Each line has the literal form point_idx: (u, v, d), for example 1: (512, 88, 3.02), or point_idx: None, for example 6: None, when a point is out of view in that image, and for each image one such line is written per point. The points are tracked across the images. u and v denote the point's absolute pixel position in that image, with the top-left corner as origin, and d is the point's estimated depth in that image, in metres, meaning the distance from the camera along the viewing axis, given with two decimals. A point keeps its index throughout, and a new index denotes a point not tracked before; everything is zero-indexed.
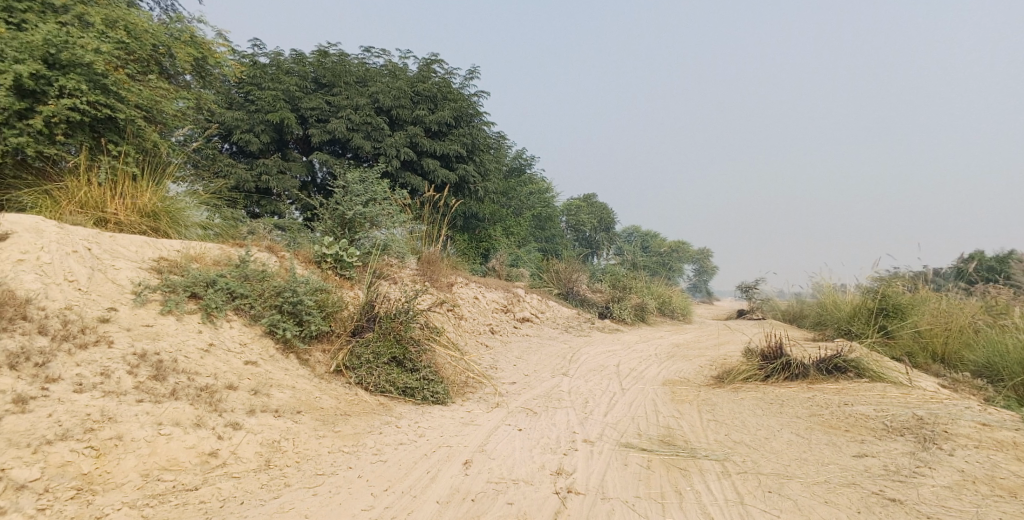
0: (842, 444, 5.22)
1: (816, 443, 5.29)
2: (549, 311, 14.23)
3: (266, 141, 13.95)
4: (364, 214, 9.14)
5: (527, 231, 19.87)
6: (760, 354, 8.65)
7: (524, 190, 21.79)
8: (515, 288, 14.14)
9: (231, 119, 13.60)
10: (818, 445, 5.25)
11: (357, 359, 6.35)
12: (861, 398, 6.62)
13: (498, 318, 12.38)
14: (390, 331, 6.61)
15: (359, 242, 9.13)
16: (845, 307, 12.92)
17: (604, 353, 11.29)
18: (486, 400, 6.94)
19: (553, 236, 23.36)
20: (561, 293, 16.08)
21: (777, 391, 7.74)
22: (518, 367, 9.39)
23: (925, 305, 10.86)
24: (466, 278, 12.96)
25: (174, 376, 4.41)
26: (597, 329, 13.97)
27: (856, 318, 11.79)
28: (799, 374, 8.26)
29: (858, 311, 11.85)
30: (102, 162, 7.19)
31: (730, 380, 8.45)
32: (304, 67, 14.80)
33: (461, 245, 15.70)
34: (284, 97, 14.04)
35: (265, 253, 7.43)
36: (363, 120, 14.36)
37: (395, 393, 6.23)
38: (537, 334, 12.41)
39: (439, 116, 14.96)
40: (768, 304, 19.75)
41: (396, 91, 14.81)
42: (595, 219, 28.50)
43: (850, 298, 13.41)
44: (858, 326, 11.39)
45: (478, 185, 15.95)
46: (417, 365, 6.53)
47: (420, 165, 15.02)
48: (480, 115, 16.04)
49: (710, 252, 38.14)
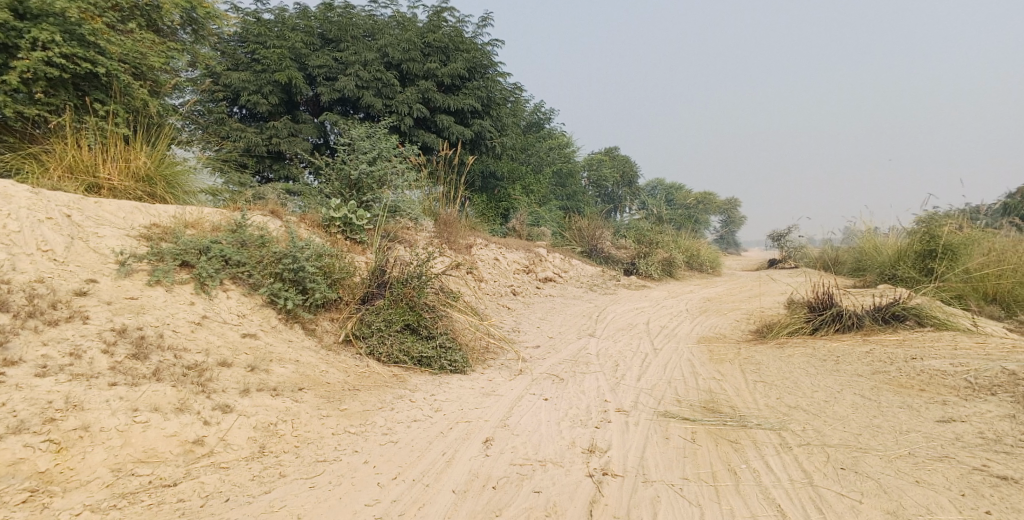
0: (921, 406, 4.62)
1: (885, 407, 4.69)
2: (573, 271, 13.67)
3: (275, 102, 13.32)
4: (371, 173, 8.51)
5: (547, 187, 19.15)
6: (808, 305, 8.03)
7: (543, 145, 21.02)
8: (537, 248, 13.55)
9: (238, 81, 12.98)
10: (892, 407, 4.66)
11: (368, 328, 5.91)
12: (933, 352, 6.02)
13: (520, 279, 11.87)
14: (402, 296, 6.13)
15: (368, 203, 8.59)
16: (886, 253, 12.15)
17: (633, 311, 10.73)
18: (508, 368, 6.49)
19: (576, 193, 22.61)
20: (584, 251, 15.51)
21: (827, 346, 7.13)
22: (542, 329, 8.89)
23: (983, 246, 10.04)
24: (485, 238, 12.40)
25: (158, 354, 3.96)
26: (624, 286, 13.39)
27: (902, 263, 11.04)
28: (853, 325, 7.64)
29: (905, 256, 11.10)
30: (89, 125, 6.71)
31: (773, 336, 7.85)
32: (309, 22, 14.06)
33: (481, 205, 15.10)
34: (289, 55, 13.36)
35: (267, 217, 6.94)
36: (373, 76, 13.68)
37: (410, 364, 5.82)
38: (561, 295, 11.88)
39: (451, 69, 14.18)
40: (801, 252, 19.04)
41: (405, 43, 14.04)
42: (618, 174, 27.63)
43: (891, 243, 12.61)
44: (905, 272, 10.63)
45: (495, 140, 15.27)
46: (433, 332, 6.09)
47: (434, 122, 14.34)
48: (494, 65, 15.21)
49: (736, 203, 36.99)
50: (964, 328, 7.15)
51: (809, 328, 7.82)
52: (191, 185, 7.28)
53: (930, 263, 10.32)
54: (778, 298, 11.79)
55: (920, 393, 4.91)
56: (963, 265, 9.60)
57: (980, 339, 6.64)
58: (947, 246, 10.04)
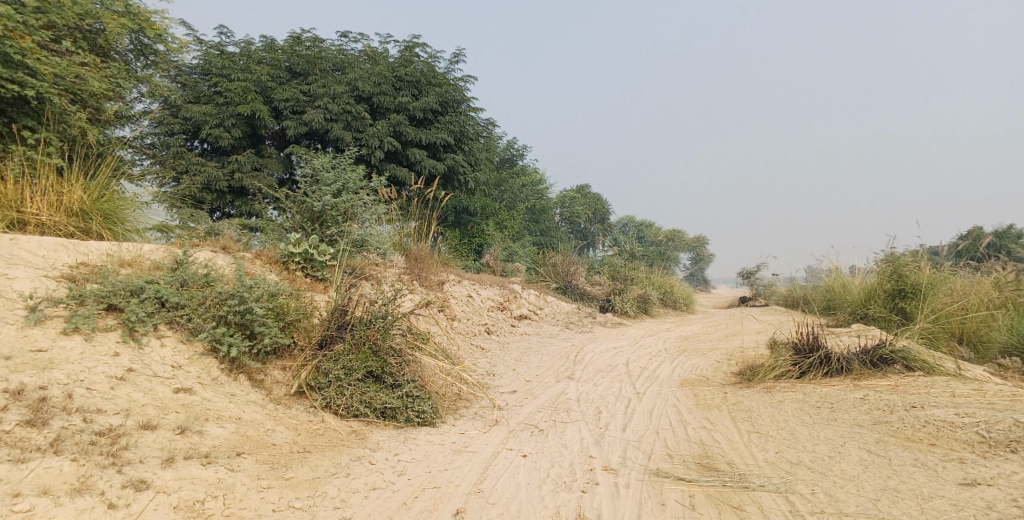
0: (936, 466, 4.20)
1: (896, 466, 4.29)
2: (548, 307, 13.16)
3: (237, 135, 12.74)
4: (335, 206, 7.93)
5: (520, 223, 18.76)
6: (794, 347, 7.61)
7: (516, 182, 20.75)
8: (511, 284, 13.06)
9: (198, 113, 12.39)
10: (904, 466, 4.26)
11: (325, 378, 5.30)
12: (933, 401, 5.63)
13: (494, 317, 11.32)
14: (365, 340, 5.55)
15: (333, 238, 7.97)
16: (862, 290, 11.97)
17: (611, 351, 10.23)
18: (482, 418, 5.93)
19: (550, 228, 22.27)
20: (559, 287, 15.06)
21: (818, 390, 6.70)
22: (519, 372, 8.30)
23: (960, 285, 9.89)
24: (458, 274, 11.88)
25: (59, 420, 3.42)
26: (600, 324, 12.92)
27: (873, 303, 10.80)
28: (842, 368, 7.24)
29: (876, 295, 10.88)
30: (15, 153, 6.11)
31: (760, 379, 7.39)
32: (275, 55, 13.62)
33: (454, 240, 14.59)
34: (255, 88, 12.84)
35: (216, 254, 6.33)
36: (342, 109, 13.22)
37: (372, 417, 5.23)
38: (537, 333, 11.35)
39: (423, 103, 13.81)
40: (774, 290, 18.95)
41: (376, 76, 13.69)
42: (589, 211, 27.49)
43: (866, 280, 12.44)
44: (876, 312, 10.24)
45: (467, 175, 14.88)
46: (399, 380, 5.48)
47: (406, 156, 13.91)
48: (467, 100, 14.92)
49: (707, 240, 37.26)
50: (954, 372, 6.81)
51: (797, 372, 7.39)
52: (135, 217, 6.67)
53: (901, 303, 9.93)
54: (758, 337, 11.44)
55: (929, 449, 4.53)
56: (940, 301, 9.39)
57: (975, 384, 6.36)
58: (915, 285, 9.75)
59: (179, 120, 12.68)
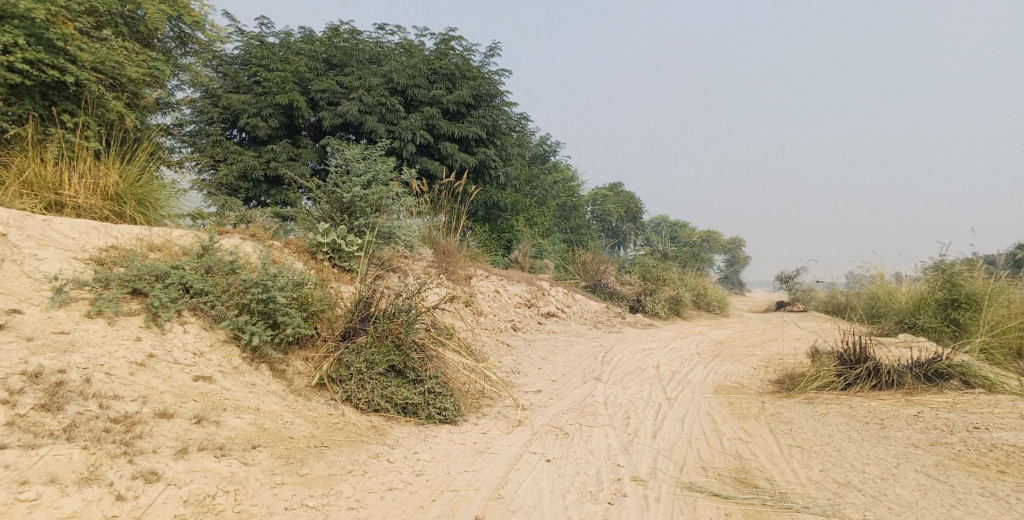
0: (1011, 499, 4.13)
1: (958, 505, 4.09)
2: (576, 306, 12.94)
3: (275, 125, 12.71)
4: (365, 197, 7.82)
5: (551, 220, 18.53)
6: (840, 357, 7.23)
7: (548, 178, 20.50)
8: (540, 281, 12.87)
9: (237, 102, 12.42)
10: (973, 498, 4.16)
11: (346, 370, 5.18)
12: (1001, 424, 5.36)
13: (521, 313, 11.15)
14: (387, 333, 5.42)
15: (361, 229, 7.86)
16: (909, 301, 11.49)
17: (640, 352, 9.96)
18: (506, 418, 5.76)
19: (580, 226, 21.97)
20: (588, 286, 14.82)
21: (864, 404, 6.33)
22: (544, 371, 8.11)
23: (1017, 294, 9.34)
24: (486, 269, 11.74)
25: (75, 405, 3.37)
26: (630, 324, 12.64)
27: (924, 311, 10.32)
28: (892, 382, 6.88)
29: (927, 304, 10.40)
30: (53, 136, 6.10)
31: (800, 389, 7.05)
32: (314, 46, 13.62)
33: (484, 236, 14.44)
34: (293, 79, 12.85)
35: (244, 241, 6.25)
36: (376, 101, 13.14)
37: (393, 412, 5.11)
38: (564, 331, 11.13)
39: (457, 96, 13.68)
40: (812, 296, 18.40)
41: (411, 69, 13.59)
42: (621, 209, 27.07)
43: (911, 290, 11.92)
44: (927, 322, 9.92)
45: (499, 170, 14.71)
46: (421, 375, 5.34)
47: (438, 149, 13.82)
48: (502, 95, 14.74)
49: (741, 242, 36.50)
50: (1019, 391, 6.47)
51: (843, 383, 7.04)
52: (170, 203, 6.65)
53: (953, 313, 9.64)
54: (795, 344, 11.03)
55: (996, 481, 4.38)
56: (997, 310, 8.85)
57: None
58: (969, 296, 9.43)
59: (220, 109, 12.72)
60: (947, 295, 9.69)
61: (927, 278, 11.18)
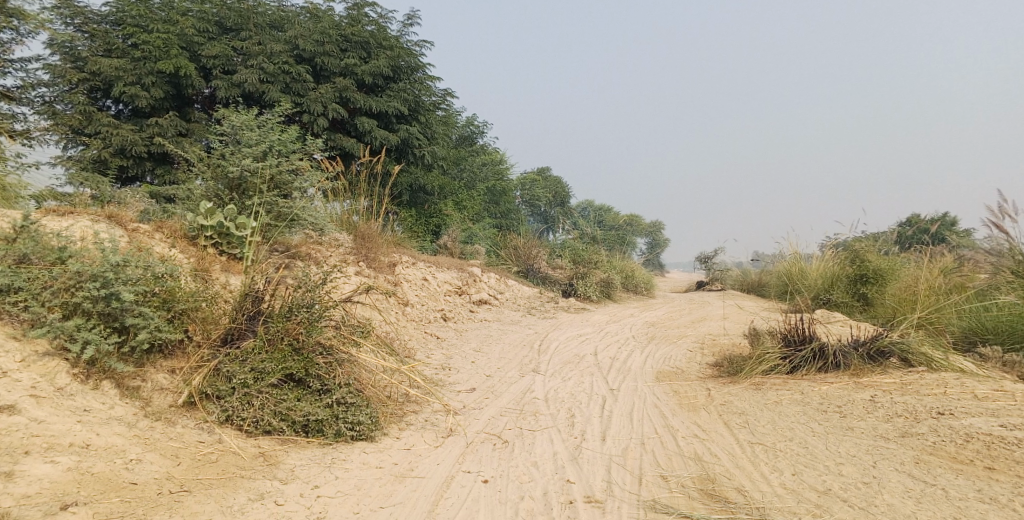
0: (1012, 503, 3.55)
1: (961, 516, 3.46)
2: (509, 292, 12.09)
3: (158, 95, 11.09)
4: (259, 170, 6.59)
5: (480, 204, 17.56)
6: (783, 338, 6.51)
7: (475, 161, 19.56)
8: (471, 267, 11.93)
9: (109, 68, 10.71)
10: (974, 506, 3.55)
11: (227, 385, 4.08)
12: (964, 408, 4.78)
13: (451, 302, 10.20)
14: (282, 335, 4.33)
15: (255, 209, 6.64)
16: (821, 276, 11.14)
17: (576, 339, 9.20)
18: (433, 427, 4.82)
19: (510, 211, 21.16)
20: (520, 271, 14.03)
21: (815, 389, 5.67)
22: (477, 365, 7.19)
23: (935, 257, 8.98)
24: (412, 255, 10.68)
25: None
26: (564, 309, 11.92)
27: (835, 287, 9.90)
28: (838, 364, 6.18)
29: (839, 279, 9.99)
30: None
31: (747, 375, 6.29)
32: (203, 6, 11.96)
33: (410, 221, 13.31)
34: (178, 42, 11.25)
35: (83, 224, 4.99)
36: (279, 69, 11.69)
37: (289, 433, 4.07)
38: (497, 319, 10.26)
39: (373, 66, 12.46)
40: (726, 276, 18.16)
41: (320, 35, 12.20)
42: (549, 194, 26.57)
43: (824, 265, 11.69)
44: (839, 297, 9.52)
45: (423, 149, 13.60)
46: (327, 383, 4.29)
47: (354, 125, 12.59)
48: (422, 67, 13.59)
49: (662, 226, 36.77)
50: (957, 365, 5.83)
51: (788, 366, 6.31)
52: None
53: (862, 288, 9.42)
54: (727, 323, 10.53)
55: (993, 483, 3.77)
56: (901, 286, 8.46)
57: (992, 382, 5.41)
58: (876, 270, 9.28)
59: (88, 74, 10.92)
60: (856, 271, 9.43)
61: (842, 252, 10.78)
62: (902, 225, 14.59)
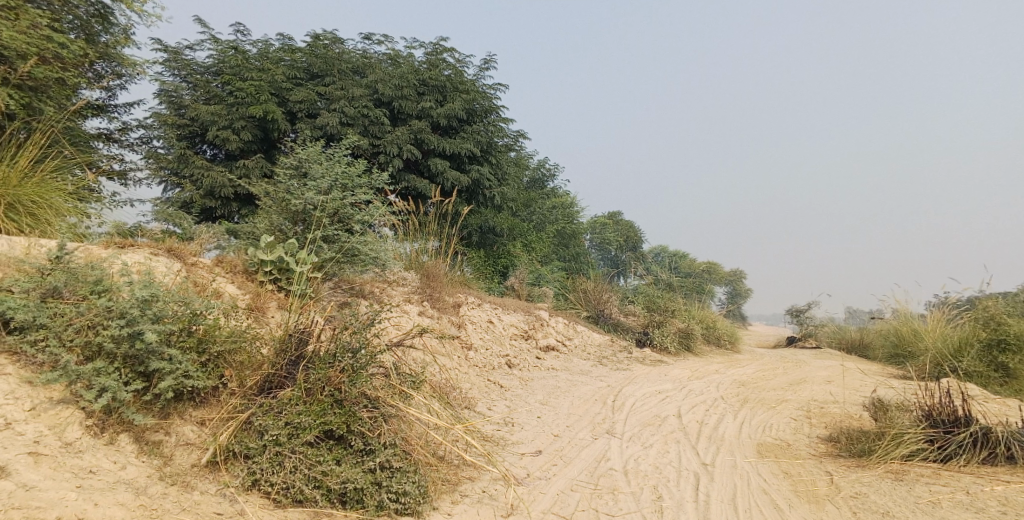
0: None
1: None
2: (578, 338, 11.28)
3: (248, 139, 11.06)
4: (323, 205, 6.18)
5: (550, 246, 16.90)
6: (927, 417, 5.41)
7: (545, 203, 19.04)
8: (538, 311, 11.23)
9: (206, 113, 10.85)
10: None
11: (257, 442, 3.53)
12: None
13: (517, 347, 9.51)
14: (323, 385, 3.76)
15: (318, 245, 6.23)
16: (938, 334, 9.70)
17: (655, 396, 8.24)
18: (492, 502, 4.09)
19: (580, 255, 20.39)
20: (590, 317, 13.22)
21: (986, 490, 4.58)
22: (544, 421, 6.42)
23: None
24: (478, 296, 10.09)
25: None
26: (638, 360, 10.97)
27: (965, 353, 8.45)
28: (1014, 457, 5.04)
29: (969, 344, 8.52)
30: None
31: (882, 458, 5.21)
32: (294, 56, 12.12)
33: (478, 261, 12.77)
34: (270, 89, 11.29)
35: (130, 256, 4.65)
36: (359, 112, 11.56)
37: (321, 503, 3.45)
38: (566, 368, 9.46)
39: (449, 108, 12.24)
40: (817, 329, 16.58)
41: (398, 79, 12.04)
42: (623, 238, 25.65)
43: (945, 320, 10.13)
44: (969, 365, 8.11)
45: (494, 190, 13.20)
46: (369, 442, 3.66)
47: (428, 166, 12.30)
48: (497, 109, 13.28)
49: (740, 274, 34.94)
50: None
51: (938, 454, 5.21)
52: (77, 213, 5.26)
53: (1001, 357, 7.95)
54: (829, 387, 9.27)
55: None
56: None
57: None
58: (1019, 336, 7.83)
59: (190, 121, 11.22)
60: (991, 335, 8.05)
61: (966, 313, 9.36)
62: None
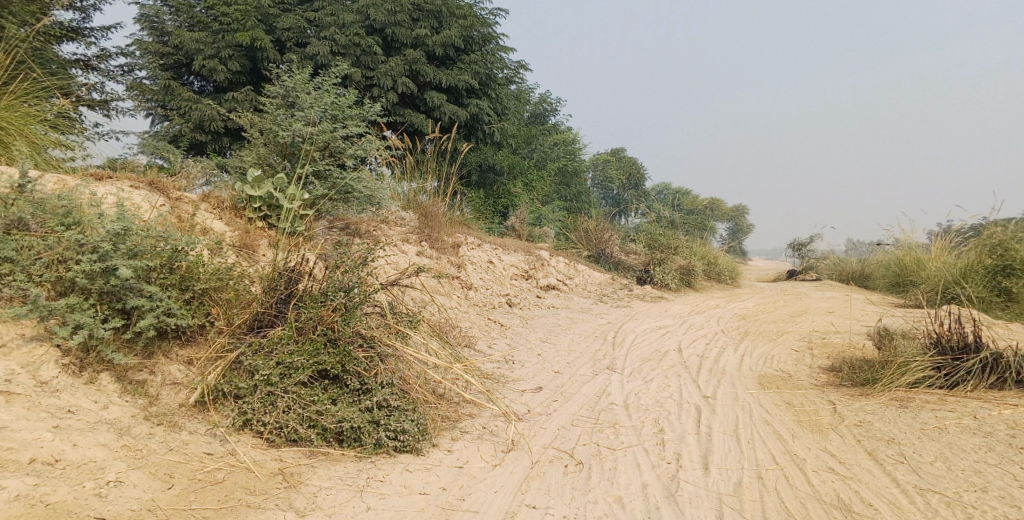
0: None
1: None
2: (579, 277, 11.17)
3: (236, 69, 10.59)
4: (312, 138, 5.90)
5: (551, 185, 16.58)
6: (936, 344, 5.31)
7: (546, 139, 18.58)
8: (539, 250, 11.06)
9: (190, 41, 10.38)
10: None
11: (247, 382, 3.40)
12: None
13: (517, 287, 9.40)
14: (315, 324, 3.61)
15: (308, 179, 5.98)
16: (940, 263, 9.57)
17: (656, 332, 8.16)
18: (492, 439, 4.02)
19: (582, 193, 20.07)
20: (591, 256, 13.08)
21: (994, 415, 4.50)
22: (545, 359, 6.33)
23: None
24: (478, 236, 9.90)
25: None
26: (640, 298, 10.88)
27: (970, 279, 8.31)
28: (1023, 381, 4.98)
29: (975, 270, 8.33)
30: None
31: (887, 386, 5.13)
32: None
33: (478, 201, 12.51)
34: (256, 14, 10.70)
35: (108, 191, 4.42)
36: (350, 41, 10.95)
37: (316, 443, 3.36)
38: (567, 307, 9.37)
39: (445, 37, 11.70)
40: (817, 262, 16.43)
41: (391, 3, 11.44)
42: (625, 176, 25.22)
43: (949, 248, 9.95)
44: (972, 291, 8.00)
45: (493, 125, 12.81)
46: (365, 382, 3.56)
47: (423, 100, 11.87)
48: (495, 37, 12.70)
49: (742, 211, 34.67)
50: None
51: (944, 381, 5.13)
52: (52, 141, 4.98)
53: (1004, 281, 7.83)
54: (831, 319, 9.19)
55: None
56: None
57: None
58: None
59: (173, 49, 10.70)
60: (997, 261, 7.88)
61: (969, 241, 9.21)
62: None
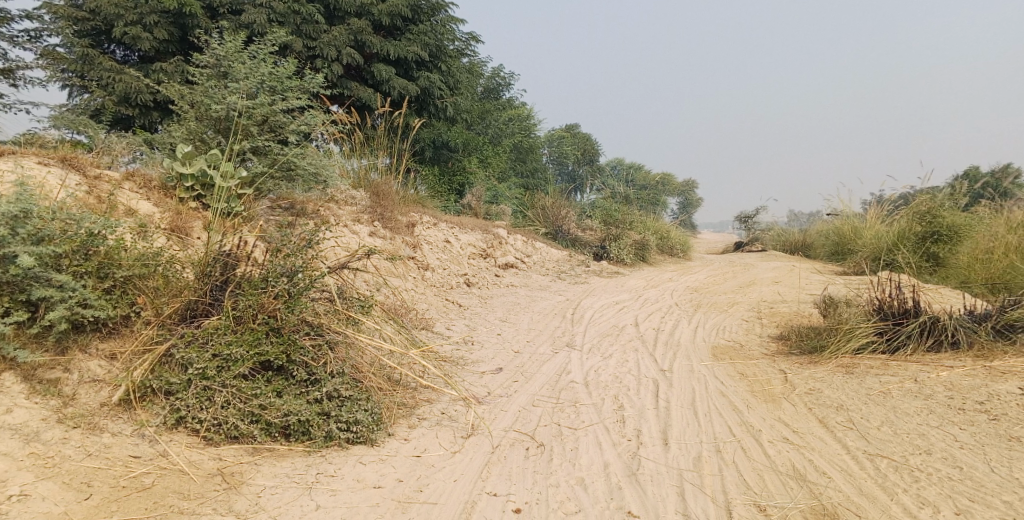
0: None
1: None
2: (537, 255, 11.01)
3: (162, 37, 9.88)
4: (249, 112, 5.51)
5: (507, 162, 16.31)
6: (878, 310, 5.34)
7: (500, 115, 18.25)
8: (496, 228, 10.82)
9: (108, 5, 9.58)
10: None
11: (180, 376, 3.10)
12: None
13: (475, 266, 9.18)
14: (255, 312, 3.31)
15: (246, 156, 5.60)
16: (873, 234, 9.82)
17: (613, 307, 8.08)
18: (452, 424, 3.82)
19: (538, 170, 19.87)
20: (548, 233, 12.94)
21: (932, 377, 4.51)
22: (504, 338, 6.16)
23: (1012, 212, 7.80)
24: (433, 215, 9.59)
25: None
26: (597, 273, 10.79)
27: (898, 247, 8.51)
28: (957, 343, 4.99)
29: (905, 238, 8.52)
30: None
31: (834, 354, 5.14)
32: None
33: (431, 178, 12.16)
34: None
35: (14, 170, 4.00)
36: (289, 9, 10.36)
37: (261, 439, 3.10)
38: (525, 284, 9.20)
39: (391, 6, 11.21)
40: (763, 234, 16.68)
41: None
42: (581, 152, 25.13)
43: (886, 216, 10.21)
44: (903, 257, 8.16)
45: (445, 99, 12.43)
46: (313, 372, 3.30)
47: (371, 73, 11.41)
48: (444, 6, 12.26)
49: (695, 185, 35.11)
50: None
51: (887, 346, 5.15)
52: None
53: (932, 247, 8.08)
54: (780, 288, 9.29)
55: None
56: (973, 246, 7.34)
57: None
58: (951, 226, 7.90)
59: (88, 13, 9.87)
60: (926, 228, 8.11)
61: (899, 208, 9.52)
62: (967, 178, 13.02)
